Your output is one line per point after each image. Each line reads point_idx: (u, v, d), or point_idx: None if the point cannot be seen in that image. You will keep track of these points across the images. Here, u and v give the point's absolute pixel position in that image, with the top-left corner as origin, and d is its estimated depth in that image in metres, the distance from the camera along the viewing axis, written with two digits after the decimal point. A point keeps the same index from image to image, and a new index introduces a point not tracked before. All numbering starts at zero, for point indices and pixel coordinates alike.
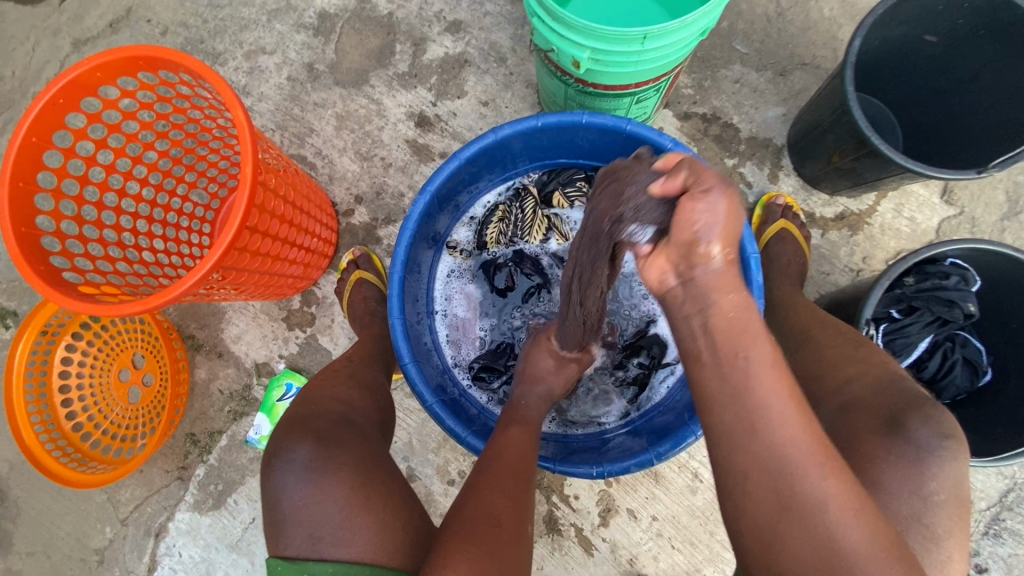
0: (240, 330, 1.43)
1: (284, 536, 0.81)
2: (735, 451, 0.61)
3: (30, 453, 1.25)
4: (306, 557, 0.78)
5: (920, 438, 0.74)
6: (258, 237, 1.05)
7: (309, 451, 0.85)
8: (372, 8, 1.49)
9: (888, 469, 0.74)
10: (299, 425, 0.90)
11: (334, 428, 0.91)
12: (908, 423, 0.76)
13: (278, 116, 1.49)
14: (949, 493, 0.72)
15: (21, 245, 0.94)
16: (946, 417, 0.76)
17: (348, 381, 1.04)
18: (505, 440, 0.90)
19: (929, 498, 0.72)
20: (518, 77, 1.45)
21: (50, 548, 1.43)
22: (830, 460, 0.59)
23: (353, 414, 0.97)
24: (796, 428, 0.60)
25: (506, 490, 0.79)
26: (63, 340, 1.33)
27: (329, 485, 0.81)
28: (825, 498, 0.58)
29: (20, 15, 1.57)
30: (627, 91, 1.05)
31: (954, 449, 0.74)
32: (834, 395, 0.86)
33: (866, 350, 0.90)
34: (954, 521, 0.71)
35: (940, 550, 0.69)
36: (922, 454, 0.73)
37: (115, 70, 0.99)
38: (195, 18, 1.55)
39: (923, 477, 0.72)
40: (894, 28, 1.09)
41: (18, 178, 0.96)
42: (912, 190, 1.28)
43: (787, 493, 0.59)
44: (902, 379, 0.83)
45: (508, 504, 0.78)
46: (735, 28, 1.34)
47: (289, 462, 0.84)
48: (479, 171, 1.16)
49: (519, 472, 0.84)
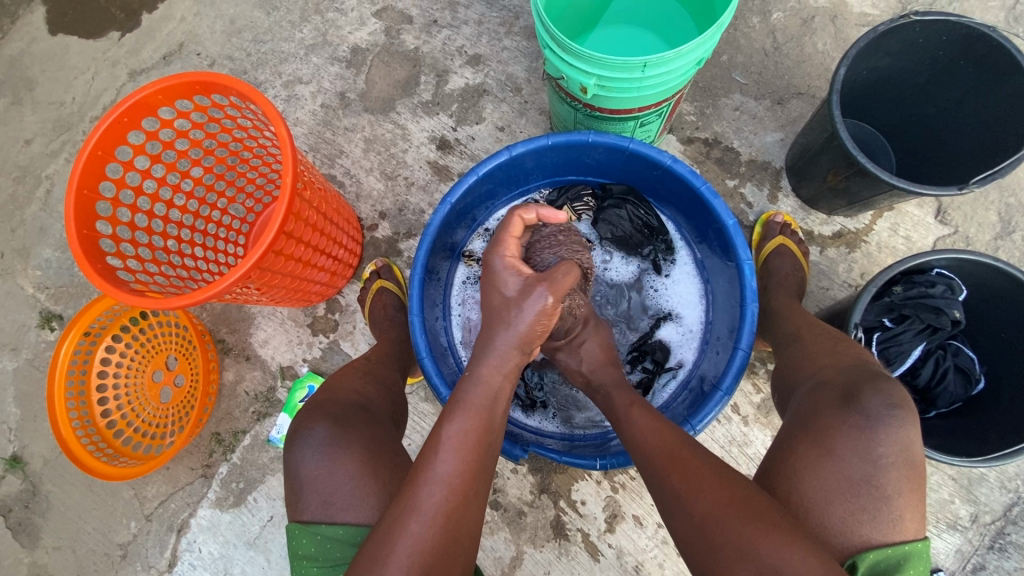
0: (267, 335, 1.52)
1: (301, 502, 0.95)
2: (644, 467, 0.87)
3: (66, 445, 1.32)
4: (319, 521, 0.92)
5: (871, 407, 0.81)
6: (293, 243, 1.15)
7: (326, 430, 0.97)
8: (400, 43, 1.64)
9: (843, 439, 0.81)
10: (319, 407, 1.02)
11: (347, 410, 1.02)
12: (861, 397, 0.83)
13: (311, 139, 1.62)
14: (897, 455, 0.79)
15: (83, 246, 1.04)
16: (896, 389, 0.84)
17: (363, 376, 1.13)
18: (424, 478, 0.78)
19: (878, 461, 0.79)
20: (532, 105, 1.57)
21: (76, 542, 1.49)
22: (676, 457, 0.83)
23: (369, 403, 1.06)
24: (655, 437, 0.88)
25: (409, 543, 0.73)
26: (104, 341, 1.41)
27: (342, 458, 0.94)
28: (675, 486, 0.80)
29: (83, 48, 1.75)
30: (631, 115, 1.15)
31: (901, 418, 0.80)
32: (812, 377, 0.93)
33: (844, 345, 0.97)
34: (903, 483, 0.78)
35: (889, 508, 0.77)
36: (874, 421, 0.80)
37: (174, 93, 1.11)
38: (240, 52, 1.71)
39: (873, 441, 0.79)
40: (880, 59, 1.18)
41: (83, 187, 1.07)
42: (907, 210, 1.35)
43: (660, 483, 0.82)
44: (870, 363, 0.91)
45: (409, 565, 0.72)
46: (734, 61, 1.45)
47: (308, 437, 0.97)
48: (495, 187, 1.26)
49: (426, 518, 0.75)
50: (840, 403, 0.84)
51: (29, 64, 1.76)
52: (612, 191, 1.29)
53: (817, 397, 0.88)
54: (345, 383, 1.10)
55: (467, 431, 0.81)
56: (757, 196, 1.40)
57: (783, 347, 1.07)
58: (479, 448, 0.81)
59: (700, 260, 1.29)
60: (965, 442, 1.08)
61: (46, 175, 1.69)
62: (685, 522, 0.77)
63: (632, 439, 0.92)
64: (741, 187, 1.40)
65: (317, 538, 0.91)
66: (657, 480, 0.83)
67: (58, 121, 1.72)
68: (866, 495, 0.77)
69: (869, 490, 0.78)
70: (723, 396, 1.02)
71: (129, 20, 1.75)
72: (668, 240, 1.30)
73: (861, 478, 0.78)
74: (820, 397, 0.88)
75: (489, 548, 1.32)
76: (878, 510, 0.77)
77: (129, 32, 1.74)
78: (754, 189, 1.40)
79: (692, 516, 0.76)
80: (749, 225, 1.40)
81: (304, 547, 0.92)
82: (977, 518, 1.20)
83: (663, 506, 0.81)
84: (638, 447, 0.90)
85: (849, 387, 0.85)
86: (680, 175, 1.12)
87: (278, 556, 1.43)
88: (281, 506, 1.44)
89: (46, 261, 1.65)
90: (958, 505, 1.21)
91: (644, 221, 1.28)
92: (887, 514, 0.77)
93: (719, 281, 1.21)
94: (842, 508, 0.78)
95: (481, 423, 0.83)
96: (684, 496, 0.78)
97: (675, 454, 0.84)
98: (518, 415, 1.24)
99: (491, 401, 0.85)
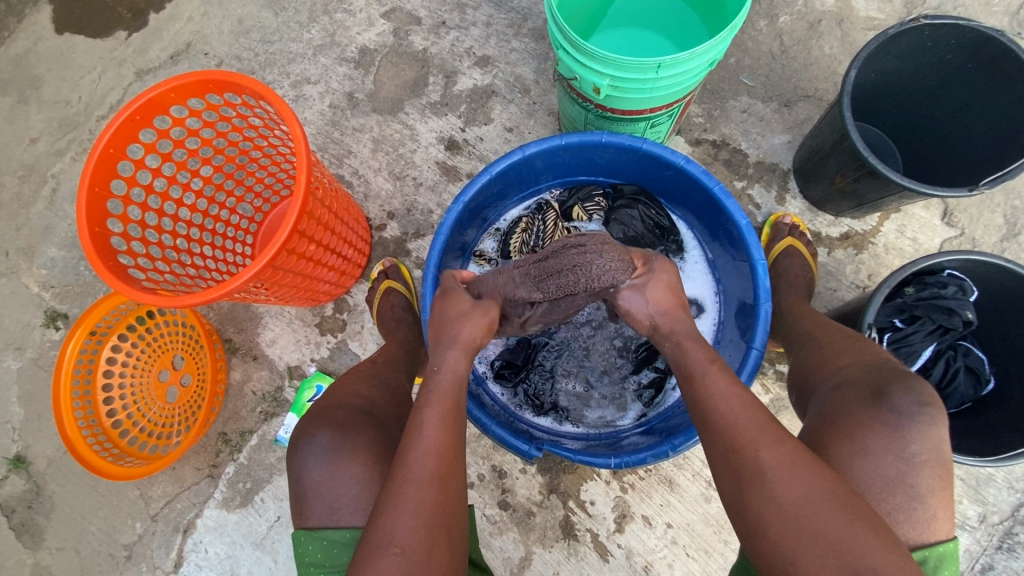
0: (275, 334, 1.52)
1: (306, 509, 0.95)
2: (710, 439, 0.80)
3: (72, 445, 1.31)
4: (325, 527, 0.93)
5: (901, 405, 0.81)
6: (305, 242, 1.16)
7: (328, 436, 0.98)
8: (408, 44, 1.64)
9: (874, 436, 0.81)
10: (322, 413, 1.02)
11: (350, 415, 1.01)
12: (891, 394, 0.83)
13: (319, 140, 1.62)
14: (929, 453, 0.79)
15: (95, 244, 1.04)
16: (926, 387, 0.84)
17: (372, 379, 1.13)
18: (414, 447, 0.80)
19: (911, 460, 0.79)
20: (540, 106, 1.57)
21: (80, 543, 1.48)
22: (765, 434, 0.76)
23: (374, 408, 1.06)
24: (734, 404, 0.80)
25: (410, 507, 0.74)
26: (110, 341, 1.40)
27: (346, 465, 0.95)
28: (764, 464, 0.74)
29: (90, 47, 1.74)
30: (642, 116, 1.16)
31: (932, 416, 0.80)
32: (832, 377, 0.93)
33: (862, 344, 0.97)
34: (935, 482, 0.79)
35: (924, 507, 0.78)
36: (903, 420, 0.80)
37: (187, 92, 1.11)
38: (248, 52, 1.72)
39: (905, 439, 0.80)
40: (889, 62, 1.20)
41: (95, 184, 1.07)
42: (913, 212, 1.36)
43: (732, 455, 0.76)
44: (892, 362, 0.91)
45: (414, 522, 0.73)
46: (742, 63, 1.46)
47: (309, 445, 0.97)
48: (506, 188, 1.26)
49: (424, 483, 0.76)
50: (869, 399, 0.84)
51: (35, 63, 1.76)
52: (623, 191, 1.30)
53: (843, 393, 0.88)
54: (351, 387, 1.10)
55: (443, 416, 0.84)
56: (765, 198, 1.41)
57: (797, 347, 1.07)
58: (456, 420, 0.84)
59: (711, 260, 1.30)
60: (977, 442, 1.08)
61: (52, 174, 1.69)
62: (770, 504, 0.72)
63: (702, 402, 0.83)
64: (749, 189, 1.41)
65: (324, 543, 0.92)
66: (735, 453, 0.76)
67: (65, 119, 1.72)
68: (901, 493, 0.78)
69: (904, 489, 0.78)
70: None
71: (136, 19, 1.75)
72: (679, 240, 1.30)
73: (896, 476, 0.79)
74: (845, 394, 0.87)
75: (498, 548, 1.31)
76: (912, 508, 0.78)
77: (136, 31, 1.74)
78: (762, 191, 1.41)
79: (781, 499, 0.71)
80: (758, 226, 1.40)
81: (311, 554, 0.93)
82: (985, 518, 1.21)
83: (734, 480, 0.75)
84: (708, 416, 0.81)
85: (877, 385, 0.85)
86: (693, 176, 1.13)
87: (285, 557, 1.42)
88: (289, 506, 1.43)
89: (51, 260, 1.64)
90: (967, 505, 1.21)
91: (656, 222, 1.28)
92: (922, 513, 0.78)
93: (731, 281, 1.22)
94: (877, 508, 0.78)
95: (450, 407, 0.86)
96: (775, 476, 0.72)
97: (763, 427, 0.77)
98: (527, 415, 1.24)
99: (456, 391, 0.88)
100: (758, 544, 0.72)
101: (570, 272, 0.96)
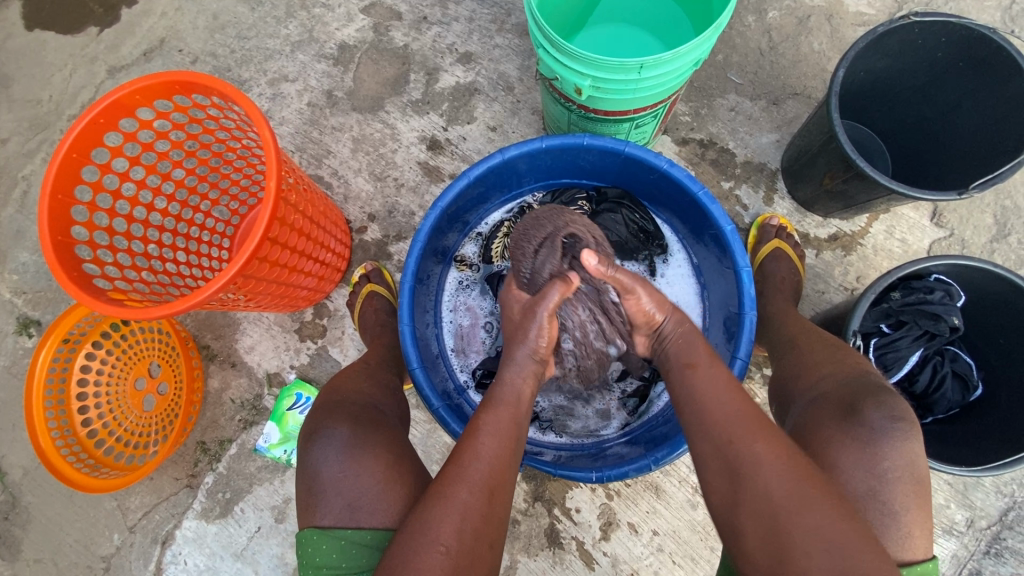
0: (253, 341, 1.48)
1: (320, 506, 0.91)
2: (698, 437, 0.80)
3: (46, 457, 1.27)
4: (343, 526, 0.88)
5: (874, 422, 0.80)
6: (279, 248, 1.11)
7: (349, 430, 0.95)
8: (389, 40, 1.59)
9: (844, 450, 0.80)
10: (338, 408, 1.00)
11: (367, 411, 1.02)
12: (863, 410, 0.82)
13: (297, 139, 1.58)
14: (903, 469, 0.79)
15: (58, 253, 1.00)
16: (898, 403, 0.83)
17: (369, 379, 1.12)
18: (471, 451, 0.84)
19: (884, 476, 0.78)
20: (524, 104, 1.53)
21: (57, 555, 1.45)
22: (760, 428, 0.76)
23: (377, 404, 1.05)
24: (730, 399, 0.81)
25: (458, 511, 0.78)
26: (84, 348, 1.36)
27: (367, 461, 0.92)
28: (758, 455, 0.73)
29: (61, 44, 1.69)
30: (626, 117, 1.12)
31: (905, 430, 0.80)
32: (808, 391, 0.91)
33: (843, 353, 0.95)
34: (910, 499, 0.78)
35: (898, 525, 0.77)
36: (876, 435, 0.79)
37: (152, 93, 1.07)
38: (223, 48, 1.66)
39: (877, 454, 0.79)
40: (879, 59, 1.17)
41: (58, 191, 1.02)
42: (902, 213, 1.34)
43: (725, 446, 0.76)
44: (869, 374, 0.89)
45: (460, 527, 0.77)
46: (730, 60, 1.42)
47: (326, 440, 0.94)
48: (487, 191, 1.23)
49: (476, 488, 0.80)
50: (841, 415, 0.83)
51: (4, 60, 1.70)
52: (607, 194, 1.27)
53: (816, 409, 0.87)
54: (348, 383, 1.09)
55: (499, 423, 0.88)
56: (753, 198, 1.38)
57: (780, 355, 1.05)
58: (513, 435, 0.88)
59: (696, 264, 1.27)
60: (962, 450, 1.06)
61: (22, 176, 1.63)
62: (760, 496, 0.71)
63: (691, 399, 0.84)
64: (737, 189, 1.38)
65: (340, 544, 0.87)
66: (730, 445, 0.76)
67: (35, 119, 1.66)
68: (872, 509, 0.78)
69: (875, 505, 0.78)
70: None
71: (108, 15, 1.69)
72: (663, 244, 1.27)
73: (867, 492, 0.78)
74: (819, 409, 0.87)
75: None
76: (884, 524, 0.77)
77: (108, 27, 1.68)
78: (749, 191, 1.38)
79: (771, 490, 0.71)
80: (745, 228, 1.38)
81: (323, 554, 0.87)
82: (974, 523, 1.20)
83: (727, 475, 0.75)
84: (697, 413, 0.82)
85: (849, 399, 0.84)
86: (677, 180, 1.10)
87: (266, 568, 1.39)
88: (270, 516, 1.41)
89: (23, 265, 1.59)
90: (954, 510, 1.20)
91: (640, 226, 1.25)
92: (895, 530, 0.77)
93: (716, 286, 1.19)
94: None
95: (506, 417, 0.89)
96: (767, 468, 0.72)
97: (757, 417, 0.78)
98: None
99: (519, 401, 0.92)
100: (742, 543, 0.73)
101: (523, 240, 1.06)
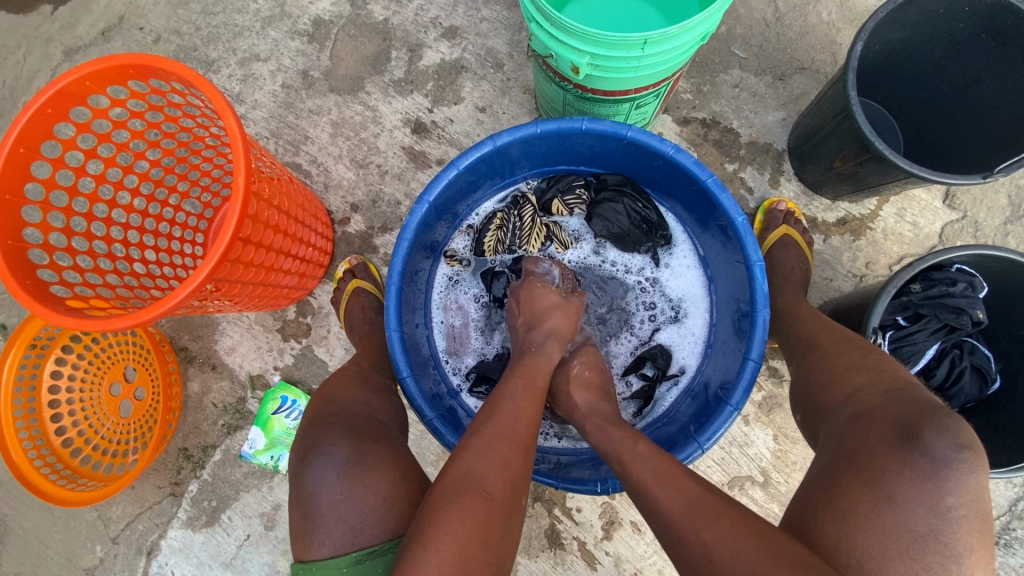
0: (234, 341, 1.41)
1: (317, 535, 0.83)
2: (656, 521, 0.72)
3: (19, 470, 1.20)
4: (344, 553, 0.80)
5: (935, 449, 0.71)
6: (252, 247, 1.02)
7: (348, 448, 0.88)
8: (367, 14, 1.47)
9: (903, 483, 0.70)
10: (320, 423, 0.94)
11: (363, 425, 0.95)
12: (922, 435, 0.72)
13: (272, 125, 1.47)
14: (968, 506, 0.68)
15: (9, 260, 0.91)
16: (962, 427, 0.73)
17: (354, 386, 1.04)
18: (507, 410, 0.83)
19: (947, 515, 0.68)
20: (515, 83, 1.43)
21: (38, 568, 1.39)
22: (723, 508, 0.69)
23: (365, 412, 0.99)
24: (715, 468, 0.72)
25: (499, 459, 0.75)
26: (53, 353, 1.27)
27: (367, 478, 0.85)
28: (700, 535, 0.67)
29: (12, 24, 1.54)
30: (627, 97, 1.04)
31: (971, 461, 0.70)
32: (846, 403, 0.85)
33: (874, 359, 0.88)
34: (975, 538, 0.67)
35: (961, 570, 0.65)
36: (939, 467, 0.69)
37: (104, 79, 0.96)
38: (188, 26, 1.53)
39: (940, 490, 0.69)
40: (895, 32, 1.09)
41: (4, 191, 0.92)
42: (914, 194, 1.27)
43: (692, 520, 0.69)
44: (914, 385, 0.82)
45: (503, 475, 0.74)
46: (734, 32, 1.33)
47: (325, 458, 0.87)
48: (478, 180, 1.14)
49: (514, 444, 0.78)
50: (895, 440, 0.74)
51: None
52: (606, 181, 1.19)
53: (865, 427, 0.79)
54: (331, 396, 1.00)
55: (531, 390, 0.89)
56: (758, 181, 1.31)
57: (801, 355, 1.00)
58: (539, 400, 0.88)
59: (703, 256, 1.20)
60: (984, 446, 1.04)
61: None
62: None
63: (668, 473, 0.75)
64: (741, 172, 1.31)
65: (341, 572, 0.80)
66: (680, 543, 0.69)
67: None
68: (932, 552, 0.66)
69: (936, 546, 0.67)
70: (732, 412, 0.95)
71: None
72: (667, 235, 1.21)
73: (926, 532, 0.67)
74: (868, 428, 0.78)
75: None
76: (948, 570, 0.65)
77: (62, 4, 1.54)
78: (754, 173, 1.31)
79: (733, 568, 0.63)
80: (750, 213, 1.31)
81: None
82: None
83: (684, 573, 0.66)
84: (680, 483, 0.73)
85: (902, 424, 0.75)
86: (683, 166, 1.02)
87: None
88: (259, 524, 1.35)
89: None
90: None
91: (643, 215, 1.18)
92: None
93: (724, 279, 1.13)
94: (903, 566, 0.66)
95: (531, 382, 0.90)
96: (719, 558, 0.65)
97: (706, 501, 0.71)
98: None
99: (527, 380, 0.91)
100: None
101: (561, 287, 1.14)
